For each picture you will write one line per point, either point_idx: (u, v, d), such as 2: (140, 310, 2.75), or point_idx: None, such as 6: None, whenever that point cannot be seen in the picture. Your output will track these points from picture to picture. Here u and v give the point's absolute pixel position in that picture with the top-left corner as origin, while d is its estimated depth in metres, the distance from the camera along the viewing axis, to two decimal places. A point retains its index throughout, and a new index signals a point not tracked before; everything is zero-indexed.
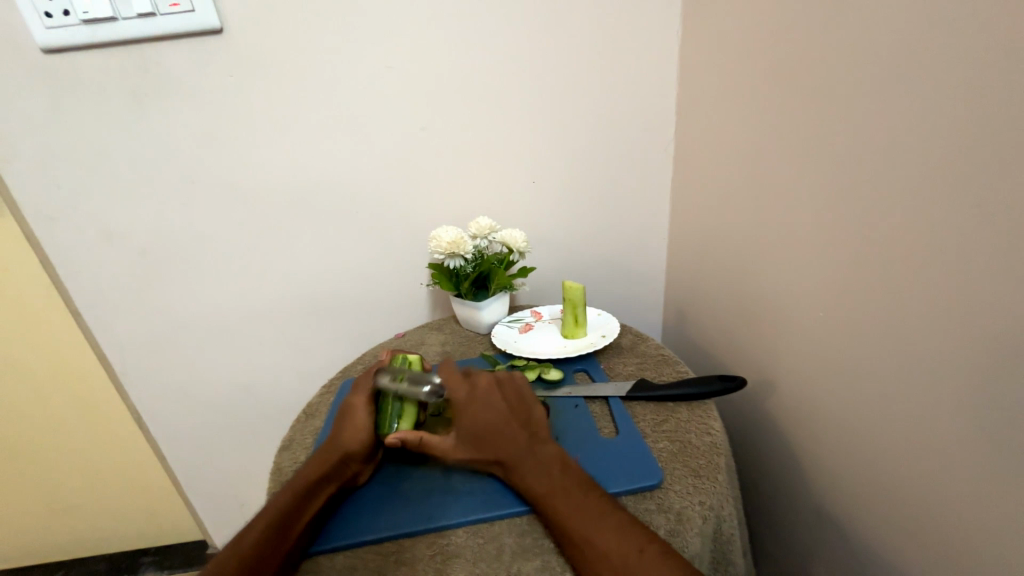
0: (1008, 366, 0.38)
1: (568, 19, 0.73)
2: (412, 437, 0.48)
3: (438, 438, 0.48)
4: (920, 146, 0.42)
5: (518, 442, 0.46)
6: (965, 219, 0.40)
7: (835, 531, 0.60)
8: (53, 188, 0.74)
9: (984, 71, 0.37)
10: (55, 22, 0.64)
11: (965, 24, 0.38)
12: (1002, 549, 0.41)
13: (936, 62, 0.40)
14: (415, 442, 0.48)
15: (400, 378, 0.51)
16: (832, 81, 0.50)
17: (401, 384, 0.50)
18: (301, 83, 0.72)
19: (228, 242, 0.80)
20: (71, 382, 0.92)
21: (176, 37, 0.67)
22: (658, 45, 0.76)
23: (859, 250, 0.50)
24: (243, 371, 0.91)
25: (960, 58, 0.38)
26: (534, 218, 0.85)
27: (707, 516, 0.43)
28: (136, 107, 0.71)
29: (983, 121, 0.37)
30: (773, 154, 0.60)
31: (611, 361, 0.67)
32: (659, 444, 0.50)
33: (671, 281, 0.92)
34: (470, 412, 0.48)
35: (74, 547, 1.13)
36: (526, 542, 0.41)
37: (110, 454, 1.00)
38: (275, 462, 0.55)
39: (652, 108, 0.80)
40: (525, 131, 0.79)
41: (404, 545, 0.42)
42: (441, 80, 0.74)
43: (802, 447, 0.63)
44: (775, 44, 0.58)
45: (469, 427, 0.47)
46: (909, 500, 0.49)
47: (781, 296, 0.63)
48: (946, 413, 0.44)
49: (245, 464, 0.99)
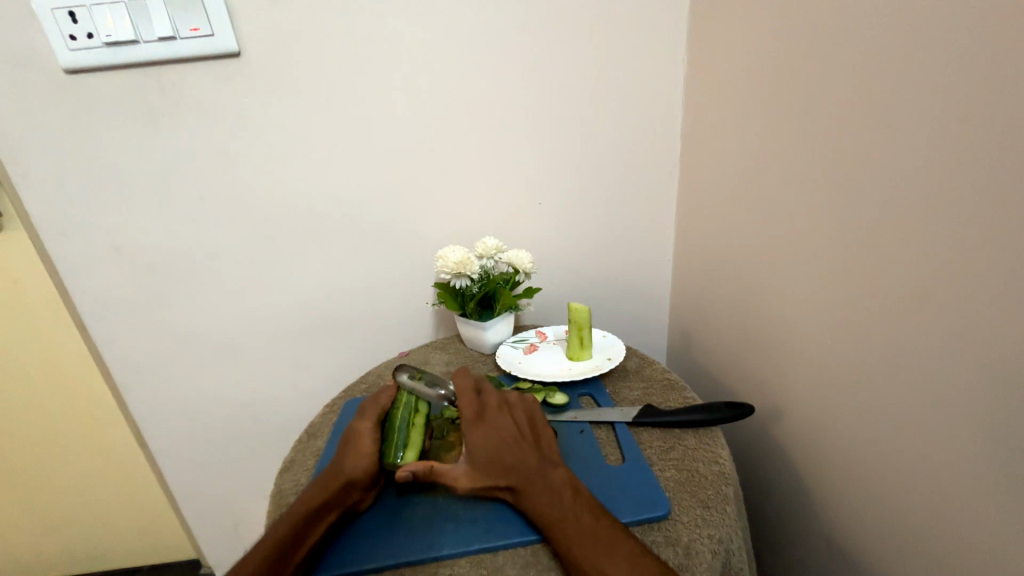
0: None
1: (575, 47, 0.74)
2: (422, 468, 0.46)
3: (445, 469, 0.47)
4: (928, 178, 0.43)
5: (524, 468, 0.45)
6: (974, 251, 0.40)
7: (847, 566, 0.58)
8: (66, 202, 0.75)
9: (990, 108, 0.37)
10: (79, 44, 0.66)
11: (971, 60, 0.38)
12: None
13: (941, 97, 0.41)
14: (423, 475, 0.47)
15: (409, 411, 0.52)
16: (837, 112, 0.51)
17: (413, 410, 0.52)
18: (314, 104, 0.74)
19: (236, 258, 0.81)
20: (73, 395, 0.92)
21: (195, 59, 0.69)
22: (664, 73, 0.78)
23: (868, 279, 0.50)
24: (244, 387, 0.90)
25: (965, 94, 0.39)
26: (539, 239, 0.86)
27: (716, 549, 0.42)
28: (152, 126, 0.72)
29: (989, 156, 0.38)
30: (779, 181, 0.61)
31: (616, 385, 0.66)
32: (666, 473, 0.50)
33: (675, 303, 0.92)
34: (477, 437, 0.47)
35: (64, 565, 1.11)
36: (531, 573, 0.40)
37: (107, 469, 0.99)
38: (276, 484, 0.54)
39: (657, 133, 0.82)
40: (531, 154, 0.80)
41: (405, 575, 0.41)
42: (450, 103, 0.75)
43: (811, 477, 0.62)
44: (780, 74, 0.59)
45: (475, 453, 0.47)
46: (924, 536, 0.48)
47: (788, 322, 0.62)
48: (959, 447, 0.43)
49: (242, 482, 0.98)
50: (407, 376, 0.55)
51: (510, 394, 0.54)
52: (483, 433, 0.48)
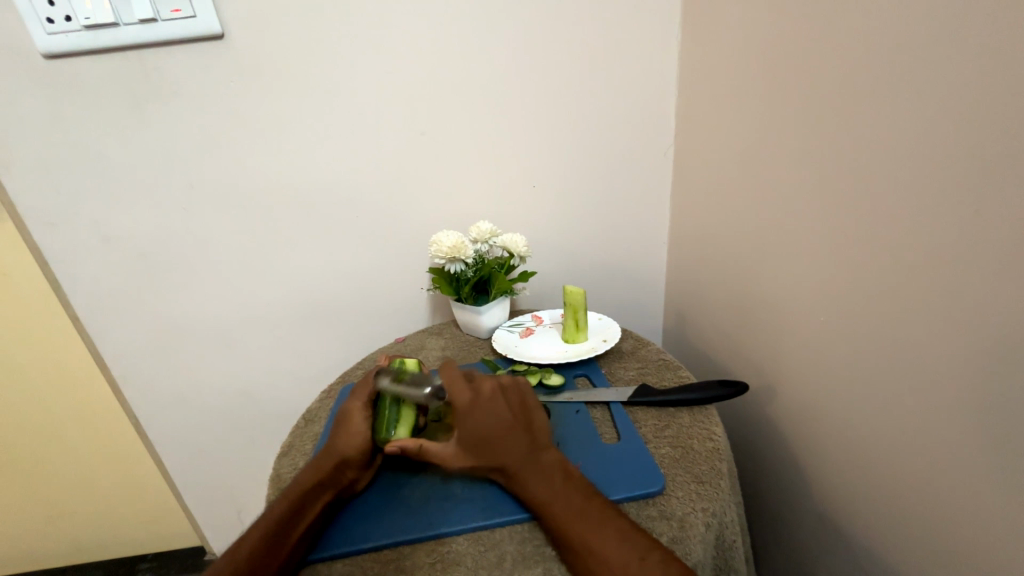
0: (1013, 371, 0.38)
1: (567, 24, 0.73)
2: (411, 445, 0.47)
3: (433, 449, 0.47)
4: (920, 151, 0.42)
5: (517, 451, 0.45)
6: (965, 224, 0.40)
7: (838, 537, 0.60)
8: (52, 192, 0.73)
9: (984, 77, 0.37)
10: (57, 27, 0.64)
11: (967, 28, 0.38)
12: (1007, 556, 0.41)
13: (935, 68, 0.40)
14: (413, 450, 0.47)
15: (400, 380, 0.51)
16: (831, 86, 0.50)
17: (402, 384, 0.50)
18: (301, 87, 0.72)
19: (227, 246, 0.80)
20: (69, 387, 0.91)
21: (177, 42, 0.67)
22: (658, 50, 0.76)
23: (861, 255, 0.50)
24: (241, 376, 0.90)
25: (959, 65, 0.38)
26: (533, 222, 0.85)
27: (710, 522, 0.43)
28: (136, 112, 0.71)
29: (982, 127, 0.37)
30: (773, 159, 0.60)
31: (612, 366, 0.66)
32: (661, 450, 0.50)
33: (670, 285, 0.92)
34: (469, 422, 0.46)
35: (69, 555, 1.12)
36: (528, 549, 0.41)
37: (107, 460, 1.00)
38: (275, 467, 0.54)
39: (651, 112, 0.80)
40: (524, 135, 0.79)
41: (404, 552, 0.42)
42: (441, 84, 0.74)
43: (803, 452, 0.63)
44: (775, 49, 0.58)
45: (466, 438, 0.46)
46: (913, 506, 0.49)
47: (781, 300, 0.63)
48: (947, 418, 0.44)
49: (242, 470, 0.99)
50: (396, 361, 0.55)
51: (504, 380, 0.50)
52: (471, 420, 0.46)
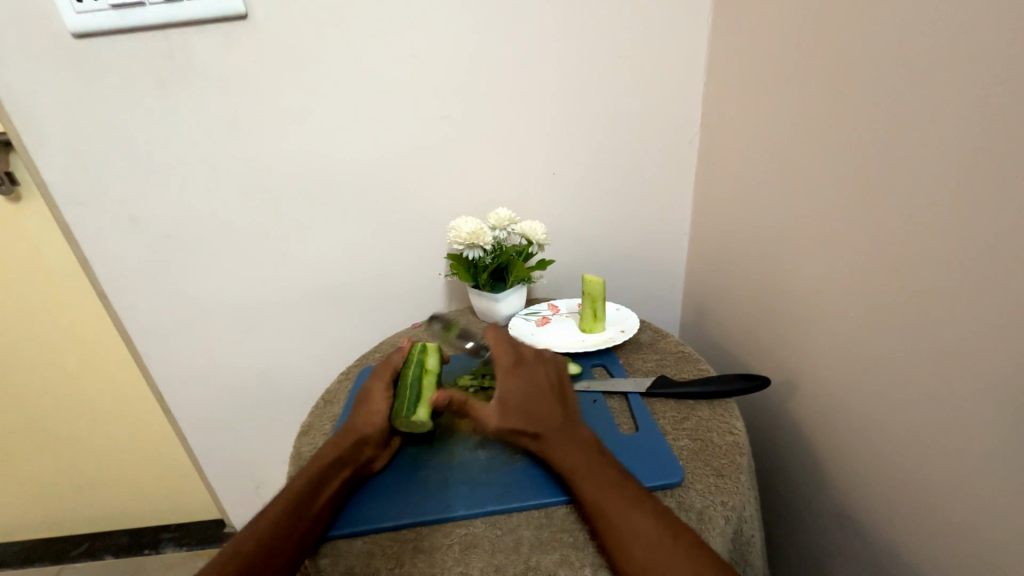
0: None
1: (594, 5, 0.70)
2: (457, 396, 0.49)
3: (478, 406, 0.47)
4: (948, 142, 0.40)
5: (553, 421, 0.45)
6: (991, 219, 0.38)
7: (851, 536, 0.59)
8: (80, 172, 0.75)
9: (1016, 64, 0.35)
10: (85, 7, 0.65)
11: (1000, 11, 0.35)
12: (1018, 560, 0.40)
13: (964, 52, 0.38)
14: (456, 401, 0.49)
15: (438, 340, 0.59)
16: (859, 71, 0.48)
17: (440, 345, 0.58)
18: (320, 68, 0.71)
19: (249, 228, 0.81)
20: (97, 362, 0.95)
21: (201, 22, 0.67)
22: (686, 33, 0.73)
23: (883, 251, 0.48)
24: (260, 356, 0.92)
25: (992, 51, 0.36)
26: (553, 210, 0.84)
27: (729, 516, 0.43)
28: (159, 92, 0.71)
29: (1013, 116, 0.35)
30: (797, 147, 0.58)
31: (630, 357, 0.66)
32: (679, 442, 0.50)
33: (690, 277, 0.91)
34: (509, 384, 0.48)
35: (100, 521, 1.18)
36: (545, 534, 0.41)
37: (133, 434, 1.04)
38: (295, 446, 0.55)
39: (676, 99, 0.78)
40: (545, 120, 0.77)
41: (422, 532, 0.42)
42: (462, 67, 0.73)
43: (818, 450, 0.62)
44: (804, 31, 0.55)
45: (508, 398, 0.47)
46: (929, 508, 0.48)
47: (802, 296, 0.61)
48: (967, 420, 0.42)
49: (261, 447, 1.01)
50: (426, 337, 0.58)
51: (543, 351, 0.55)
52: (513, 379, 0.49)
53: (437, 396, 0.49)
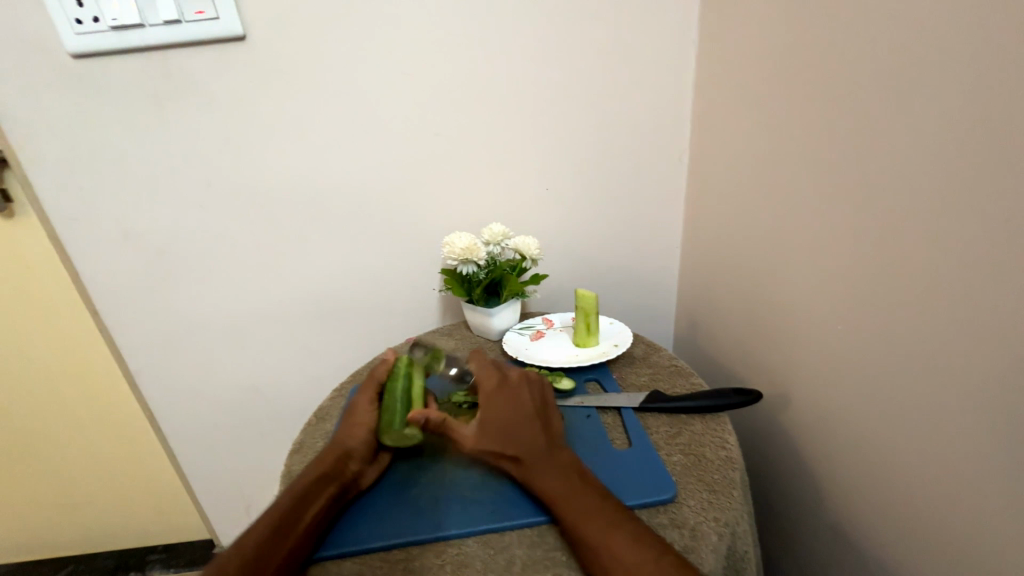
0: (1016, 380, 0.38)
1: (584, 27, 0.73)
2: (435, 417, 0.49)
3: (457, 425, 0.49)
4: (932, 161, 0.42)
5: (532, 445, 0.46)
6: (979, 237, 0.39)
7: (846, 549, 0.59)
8: (75, 189, 0.75)
9: (1001, 91, 0.36)
10: (86, 28, 0.65)
11: (981, 39, 0.37)
12: (1009, 567, 0.40)
13: (947, 77, 0.40)
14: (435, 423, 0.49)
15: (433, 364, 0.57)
16: (847, 92, 0.50)
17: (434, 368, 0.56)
18: (316, 87, 0.73)
19: (243, 243, 0.81)
20: (86, 378, 0.93)
21: (200, 43, 0.69)
22: (675, 53, 0.76)
23: (873, 265, 0.49)
24: (252, 371, 0.91)
25: (974, 75, 0.38)
26: (544, 225, 0.85)
27: (723, 532, 0.42)
28: (156, 110, 0.72)
29: (996, 137, 0.37)
30: (787, 164, 0.60)
31: (623, 371, 0.66)
32: (673, 457, 0.50)
33: (682, 291, 0.92)
34: (492, 408, 0.49)
35: (84, 543, 1.14)
36: (537, 553, 0.41)
37: (121, 451, 1.02)
38: (286, 464, 0.55)
39: (666, 117, 0.80)
40: (537, 138, 0.79)
41: (412, 552, 0.42)
42: (455, 88, 0.74)
43: (812, 463, 0.62)
44: (792, 53, 0.57)
45: (487, 423, 0.48)
46: (922, 520, 0.48)
47: (793, 310, 0.62)
48: (957, 433, 0.43)
49: (250, 464, 0.99)
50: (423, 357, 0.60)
51: (529, 373, 0.55)
52: (497, 405, 0.49)
53: (415, 413, 0.48)
